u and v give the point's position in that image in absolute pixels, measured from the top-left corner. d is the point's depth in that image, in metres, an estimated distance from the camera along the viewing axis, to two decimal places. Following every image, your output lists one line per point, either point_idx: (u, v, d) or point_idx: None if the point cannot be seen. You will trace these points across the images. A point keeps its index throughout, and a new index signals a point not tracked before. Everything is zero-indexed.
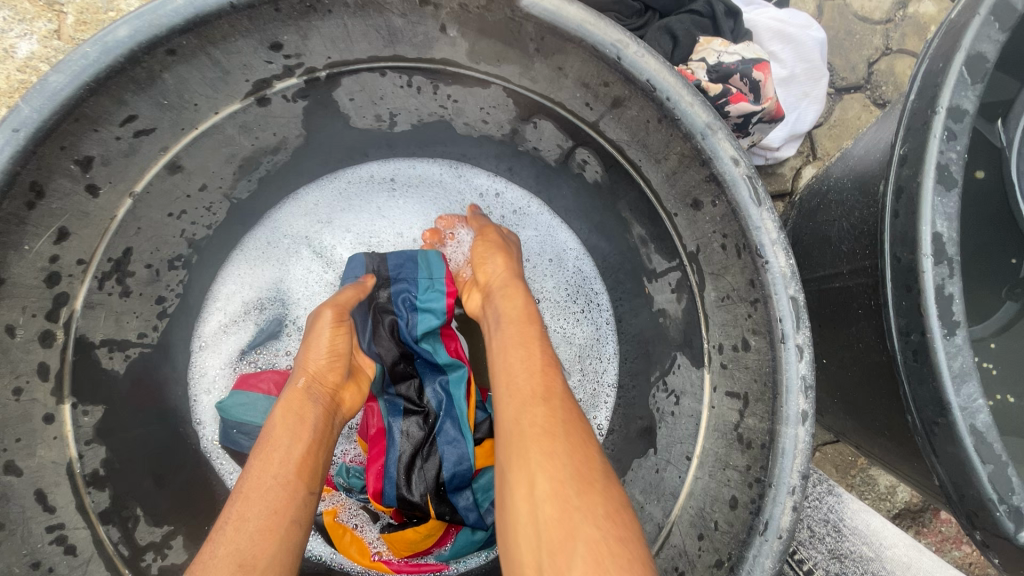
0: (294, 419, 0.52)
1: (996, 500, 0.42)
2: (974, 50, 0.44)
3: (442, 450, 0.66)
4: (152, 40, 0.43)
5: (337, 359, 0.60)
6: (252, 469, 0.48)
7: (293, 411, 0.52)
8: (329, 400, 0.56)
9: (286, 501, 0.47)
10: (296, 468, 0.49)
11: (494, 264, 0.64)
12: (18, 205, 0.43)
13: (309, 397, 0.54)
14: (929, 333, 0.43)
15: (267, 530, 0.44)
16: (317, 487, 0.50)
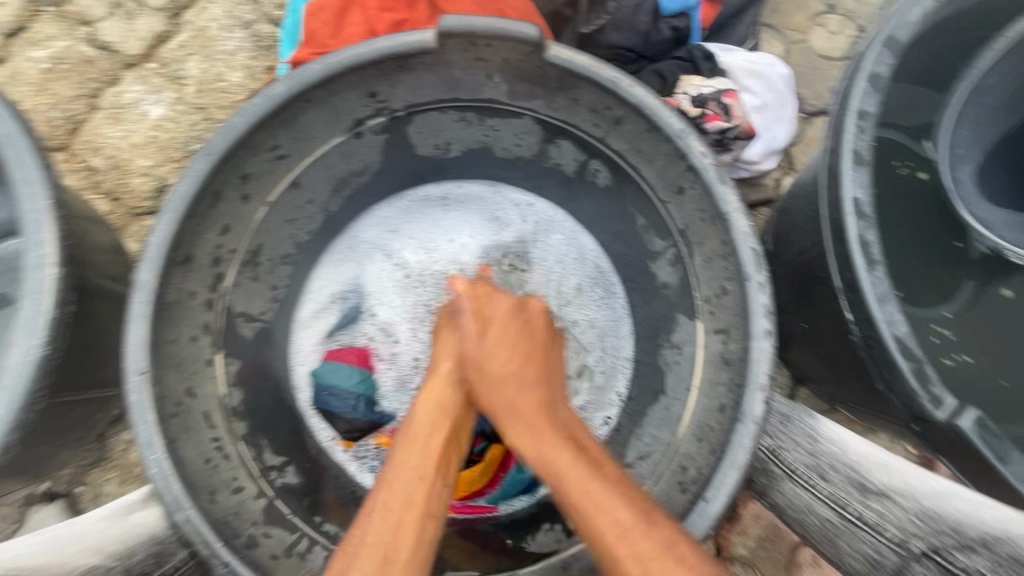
0: (435, 417, 0.65)
1: (918, 389, 0.56)
2: (872, 71, 0.62)
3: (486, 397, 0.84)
4: (298, 92, 0.64)
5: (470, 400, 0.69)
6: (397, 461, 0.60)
7: (435, 410, 0.65)
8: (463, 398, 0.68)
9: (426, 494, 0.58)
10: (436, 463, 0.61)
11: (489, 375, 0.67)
12: (205, 205, 0.64)
13: (448, 402, 0.66)
14: (857, 270, 0.58)
15: (410, 517, 0.56)
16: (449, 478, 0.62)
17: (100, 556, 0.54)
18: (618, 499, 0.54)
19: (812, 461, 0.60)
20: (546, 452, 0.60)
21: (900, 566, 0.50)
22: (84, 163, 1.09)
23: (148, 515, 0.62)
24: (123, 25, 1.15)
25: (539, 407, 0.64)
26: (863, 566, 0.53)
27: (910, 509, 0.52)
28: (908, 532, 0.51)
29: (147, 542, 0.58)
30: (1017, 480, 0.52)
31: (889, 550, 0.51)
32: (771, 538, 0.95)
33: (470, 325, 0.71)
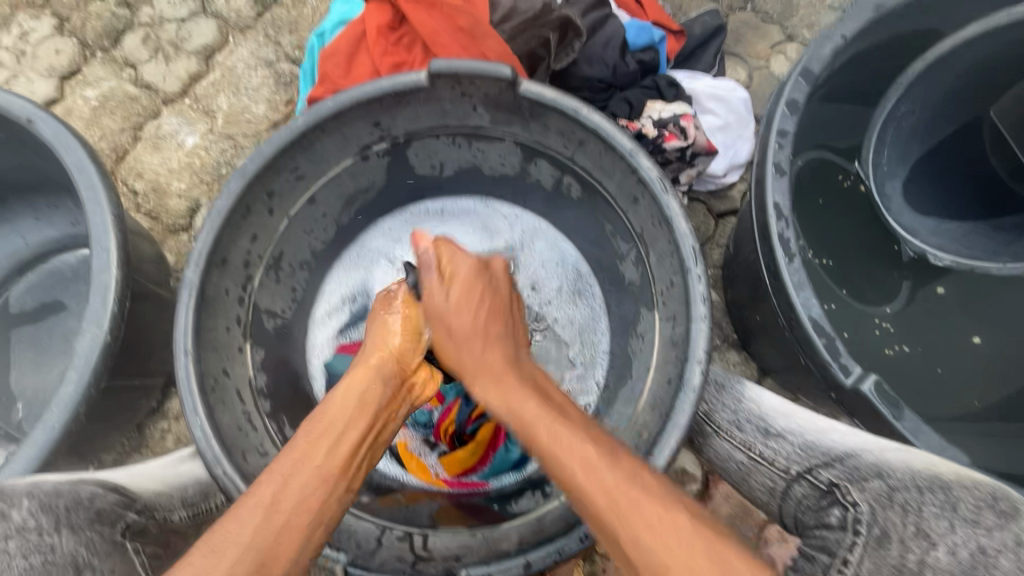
0: (355, 407, 0.63)
1: (830, 360, 0.66)
2: (791, 97, 0.74)
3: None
4: (315, 124, 0.78)
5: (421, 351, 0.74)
6: (297, 447, 0.58)
7: (358, 400, 0.64)
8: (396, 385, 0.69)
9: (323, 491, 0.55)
10: (340, 465, 0.58)
11: (459, 345, 0.69)
12: (238, 217, 0.78)
13: (373, 387, 0.66)
14: (778, 262, 0.70)
15: (303, 513, 0.53)
16: (352, 485, 0.59)
17: (170, 486, 0.75)
18: (602, 465, 0.53)
19: (735, 419, 0.73)
20: (503, 382, 0.63)
21: (785, 488, 0.66)
22: (128, 187, 1.24)
23: (195, 467, 0.82)
24: (162, 67, 1.32)
25: (506, 361, 0.66)
26: (766, 494, 0.69)
27: (795, 444, 0.68)
28: (792, 461, 0.67)
29: (200, 483, 0.79)
30: (908, 432, 0.64)
31: (779, 477, 0.67)
32: (741, 515, 1.04)
33: (436, 284, 0.75)
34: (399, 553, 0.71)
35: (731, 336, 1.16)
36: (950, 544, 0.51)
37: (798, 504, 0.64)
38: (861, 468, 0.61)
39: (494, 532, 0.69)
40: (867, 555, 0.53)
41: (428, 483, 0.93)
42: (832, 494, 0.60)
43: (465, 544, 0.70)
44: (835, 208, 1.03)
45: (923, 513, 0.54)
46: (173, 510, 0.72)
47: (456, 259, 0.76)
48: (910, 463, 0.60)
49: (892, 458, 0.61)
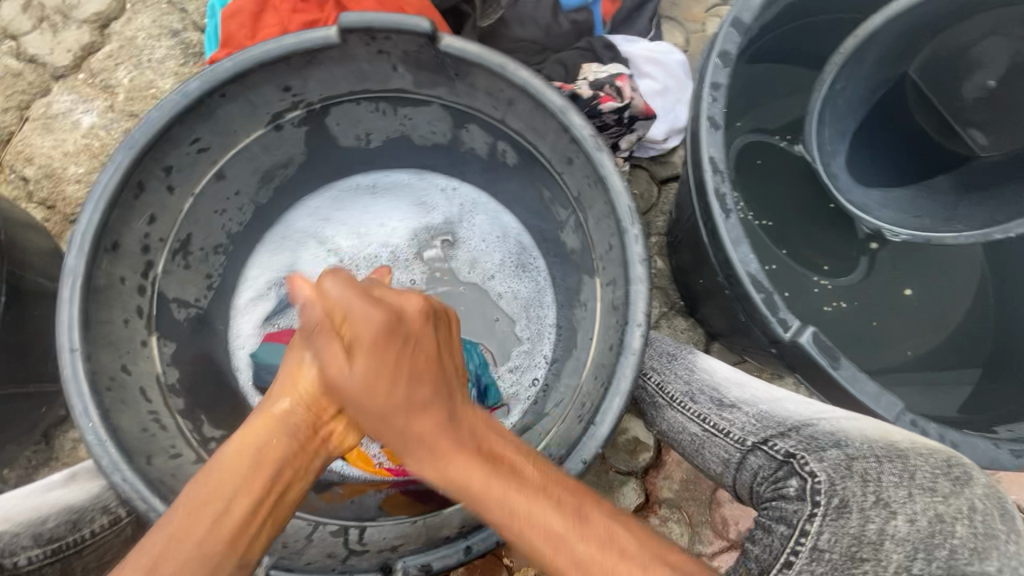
0: (249, 468, 0.53)
1: (769, 316, 0.65)
2: (722, 49, 0.72)
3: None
4: (212, 88, 0.69)
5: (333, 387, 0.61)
6: (174, 522, 0.49)
7: (249, 462, 0.53)
8: (305, 433, 0.57)
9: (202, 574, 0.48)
10: (227, 538, 0.50)
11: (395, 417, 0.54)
12: (129, 195, 0.69)
13: (275, 441, 0.56)
14: (715, 218, 0.68)
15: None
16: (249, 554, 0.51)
17: (18, 523, 0.64)
18: (536, 507, 0.48)
19: (687, 388, 0.70)
20: (451, 465, 0.52)
21: (740, 460, 0.61)
22: (17, 173, 1.10)
23: (72, 492, 0.72)
24: (49, 38, 1.17)
25: (440, 428, 0.53)
26: (721, 466, 0.63)
27: (750, 413, 0.63)
28: (747, 432, 0.61)
29: (66, 511, 0.68)
30: (846, 382, 0.62)
31: (733, 448, 0.62)
32: (694, 481, 1.04)
33: (344, 318, 0.57)
34: (329, 550, 0.67)
35: (677, 303, 1.15)
36: (910, 514, 0.46)
37: (754, 476, 0.59)
38: (817, 436, 0.56)
39: (436, 516, 0.67)
40: (825, 525, 0.49)
41: (371, 474, 0.88)
42: (789, 465, 0.55)
43: (405, 532, 0.67)
44: (770, 167, 1.05)
45: (883, 481, 0.49)
46: (19, 551, 0.61)
47: (368, 316, 0.55)
48: (868, 432, 0.56)
49: (850, 426, 0.57)
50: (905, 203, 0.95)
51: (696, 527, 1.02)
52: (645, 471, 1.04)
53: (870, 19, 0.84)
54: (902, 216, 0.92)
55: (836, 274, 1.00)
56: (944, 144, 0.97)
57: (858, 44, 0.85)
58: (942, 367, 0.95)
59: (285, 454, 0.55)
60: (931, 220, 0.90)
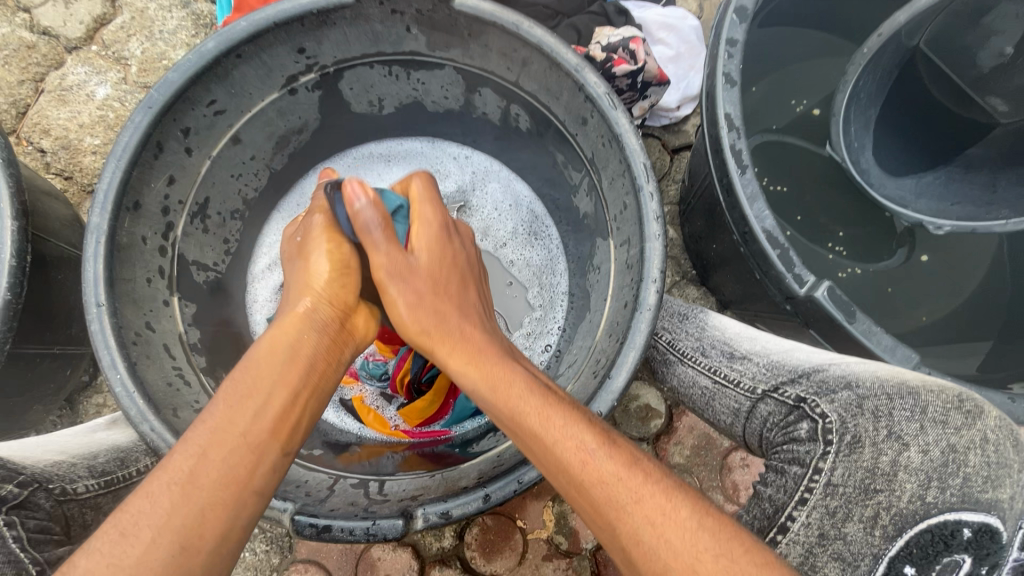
0: (283, 363, 0.56)
1: (784, 272, 0.65)
2: (739, 4, 0.71)
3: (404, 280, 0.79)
4: (228, 47, 0.69)
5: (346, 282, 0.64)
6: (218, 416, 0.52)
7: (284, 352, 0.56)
8: (331, 330, 0.61)
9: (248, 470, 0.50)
10: (270, 430, 0.52)
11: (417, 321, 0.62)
12: (149, 155, 0.69)
13: (302, 339, 0.58)
14: (731, 175, 0.68)
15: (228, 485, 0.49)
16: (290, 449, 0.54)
17: (73, 455, 0.67)
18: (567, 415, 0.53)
19: (697, 343, 0.70)
20: (491, 373, 0.58)
21: (750, 408, 0.61)
22: (34, 145, 1.12)
23: (116, 433, 0.75)
24: (61, 9, 1.17)
25: (479, 332, 0.62)
26: (731, 417, 0.64)
27: (761, 363, 0.63)
28: (757, 381, 0.61)
29: (114, 449, 0.71)
30: (861, 335, 0.62)
31: (744, 398, 0.62)
32: (705, 446, 1.06)
33: (393, 249, 0.63)
34: (351, 499, 0.68)
35: (689, 273, 1.15)
36: (924, 445, 0.49)
37: (764, 424, 0.59)
38: (828, 381, 0.56)
39: (454, 471, 0.70)
40: (839, 461, 0.51)
41: (387, 435, 0.91)
42: (800, 410, 0.56)
43: (424, 485, 0.69)
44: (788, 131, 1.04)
45: (894, 416, 0.51)
46: (76, 479, 0.64)
47: (429, 223, 0.68)
48: (876, 370, 0.55)
49: (859, 368, 0.56)
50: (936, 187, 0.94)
51: (706, 491, 1.04)
52: (656, 436, 1.05)
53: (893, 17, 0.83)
54: (939, 207, 0.90)
55: (850, 242, 1.00)
56: (960, 112, 0.84)
57: (882, 43, 0.84)
58: (958, 333, 0.94)
59: (315, 346, 0.59)
60: (969, 207, 0.87)
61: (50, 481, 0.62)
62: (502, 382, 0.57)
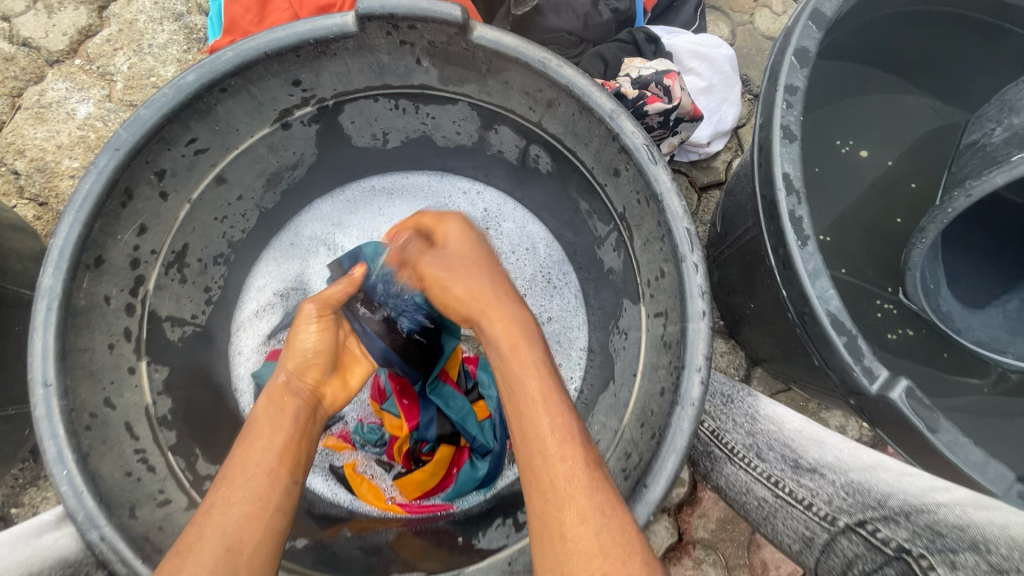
0: (274, 412, 0.58)
1: (852, 363, 0.56)
2: (799, 45, 0.62)
3: (398, 296, 0.74)
4: (211, 82, 0.60)
5: (322, 356, 0.66)
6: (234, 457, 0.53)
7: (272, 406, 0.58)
8: (309, 395, 0.62)
9: (268, 489, 0.51)
10: (279, 456, 0.54)
11: (461, 287, 0.56)
12: (115, 204, 0.60)
13: (288, 395, 0.60)
14: (788, 246, 0.58)
15: (251, 514, 0.48)
16: (300, 476, 0.54)
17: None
18: (566, 432, 0.48)
19: (750, 441, 0.59)
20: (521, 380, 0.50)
21: (827, 542, 0.47)
22: (7, 167, 1.03)
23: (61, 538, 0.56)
24: (43, 19, 1.08)
25: (508, 312, 0.53)
26: (799, 543, 0.51)
27: (838, 483, 0.49)
28: (834, 507, 0.48)
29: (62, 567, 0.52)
30: (946, 448, 0.52)
31: (818, 526, 0.48)
32: (732, 520, 0.95)
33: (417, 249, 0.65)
34: None
35: (717, 324, 1.05)
36: None
37: (848, 568, 0.45)
38: (940, 528, 0.40)
39: None
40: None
41: (382, 511, 0.80)
42: (900, 561, 0.41)
43: None
44: (834, 165, 0.89)
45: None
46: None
47: (454, 229, 0.62)
48: (1008, 521, 0.39)
49: (981, 515, 0.41)
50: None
51: (733, 570, 0.94)
52: (678, 508, 0.95)
53: (988, 175, 0.61)
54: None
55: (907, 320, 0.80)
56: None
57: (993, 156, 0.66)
58: None
59: (297, 404, 0.60)
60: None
61: None
62: (518, 386, 0.49)
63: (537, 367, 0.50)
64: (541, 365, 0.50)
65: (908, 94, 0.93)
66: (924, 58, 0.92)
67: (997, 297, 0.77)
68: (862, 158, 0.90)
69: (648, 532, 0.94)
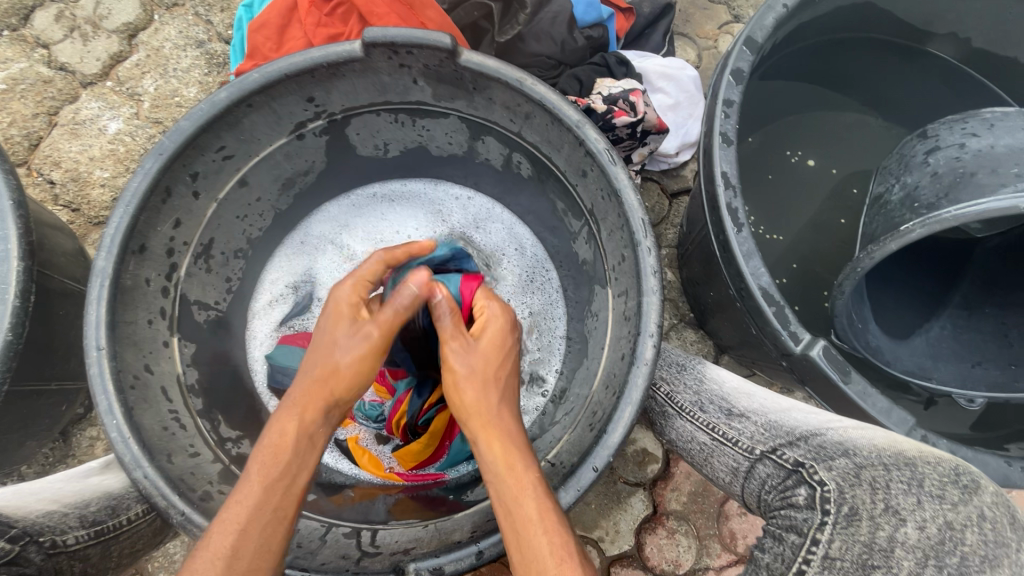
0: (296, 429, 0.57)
1: (780, 329, 0.66)
2: (735, 67, 0.74)
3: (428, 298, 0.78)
4: (239, 98, 0.72)
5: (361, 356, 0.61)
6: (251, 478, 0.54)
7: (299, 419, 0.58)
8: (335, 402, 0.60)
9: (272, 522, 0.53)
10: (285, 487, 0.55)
11: (470, 395, 0.60)
12: (157, 200, 0.71)
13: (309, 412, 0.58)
14: (727, 232, 0.69)
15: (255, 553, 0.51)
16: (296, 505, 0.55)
17: (65, 505, 0.66)
18: (564, 547, 0.52)
19: (696, 398, 0.71)
20: (520, 502, 0.54)
21: (749, 468, 0.60)
22: (44, 177, 1.14)
23: (106, 479, 0.75)
24: (78, 46, 1.21)
25: (513, 445, 0.58)
26: (729, 475, 0.63)
27: (760, 423, 0.63)
28: (755, 441, 0.61)
29: (105, 497, 0.71)
30: (856, 396, 0.63)
31: (742, 457, 0.61)
32: (702, 493, 1.04)
33: (454, 332, 0.64)
34: (343, 551, 0.69)
35: (687, 316, 1.16)
36: (919, 521, 0.45)
37: (762, 485, 0.58)
38: (826, 446, 0.55)
39: (447, 522, 0.69)
40: (836, 533, 0.46)
41: (381, 478, 0.89)
42: (798, 474, 0.53)
43: (416, 537, 0.69)
44: (785, 171, 1.02)
45: (891, 489, 0.47)
46: (67, 531, 0.63)
47: (492, 324, 0.66)
48: (874, 440, 0.54)
49: (857, 435, 0.56)
50: (945, 347, 0.85)
51: (703, 539, 1.02)
52: (653, 482, 1.04)
53: (882, 240, 0.68)
54: (962, 372, 0.81)
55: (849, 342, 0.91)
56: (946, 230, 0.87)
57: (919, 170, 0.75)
58: None
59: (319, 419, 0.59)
60: (994, 369, 0.79)
61: (41, 534, 0.60)
62: (515, 507, 0.54)
63: (531, 492, 0.55)
64: (539, 490, 0.55)
65: (850, 109, 1.05)
66: (862, 77, 1.04)
67: (920, 327, 0.87)
68: (808, 165, 1.02)
69: (625, 504, 1.03)
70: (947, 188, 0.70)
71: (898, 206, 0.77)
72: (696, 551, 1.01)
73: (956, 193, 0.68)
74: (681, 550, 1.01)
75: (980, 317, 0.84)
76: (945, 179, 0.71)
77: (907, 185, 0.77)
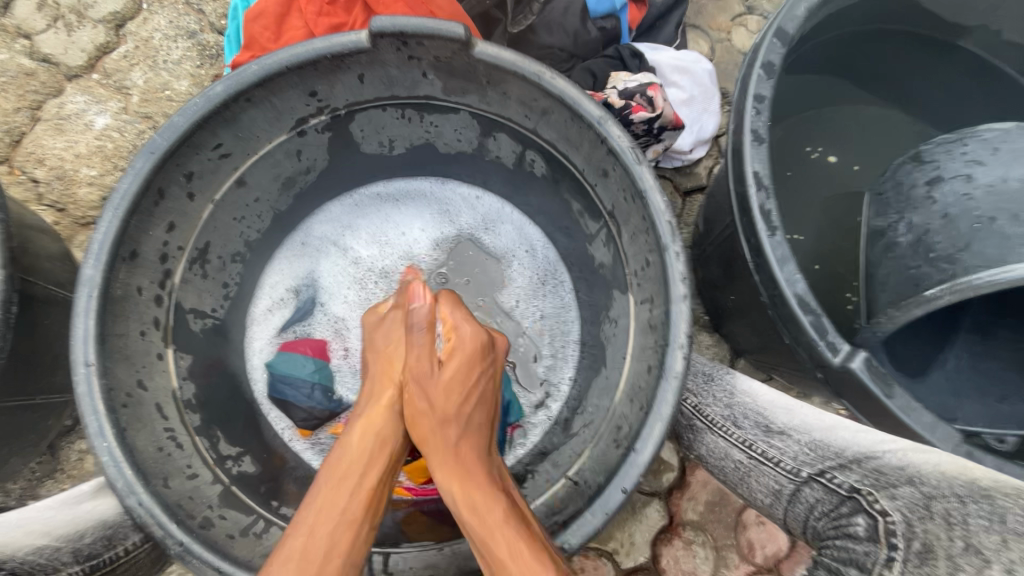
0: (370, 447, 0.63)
1: (817, 339, 0.63)
2: (767, 60, 0.69)
3: None
4: (237, 92, 0.67)
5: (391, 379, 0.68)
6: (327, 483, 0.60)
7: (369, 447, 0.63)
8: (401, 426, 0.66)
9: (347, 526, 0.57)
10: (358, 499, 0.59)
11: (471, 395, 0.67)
12: (149, 202, 0.66)
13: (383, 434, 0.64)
14: (760, 236, 0.65)
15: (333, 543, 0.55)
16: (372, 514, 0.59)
17: (57, 538, 0.61)
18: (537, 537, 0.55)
19: (728, 412, 0.68)
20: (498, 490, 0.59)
21: (794, 491, 0.57)
22: (27, 175, 1.08)
23: (99, 505, 0.71)
24: (62, 37, 1.14)
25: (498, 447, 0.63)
26: (770, 497, 0.61)
27: (803, 442, 0.60)
28: (800, 462, 0.58)
29: (99, 527, 0.66)
30: (900, 411, 0.60)
31: (786, 479, 0.58)
32: (719, 503, 1.01)
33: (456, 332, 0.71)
34: None
35: (702, 319, 1.12)
36: (1008, 563, 0.38)
37: (810, 510, 0.55)
38: (885, 472, 0.52)
39: (465, 545, 0.65)
40: (905, 571, 0.42)
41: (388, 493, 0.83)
42: (854, 501, 0.51)
43: (431, 562, 0.66)
44: (804, 168, 0.99)
45: (969, 523, 0.43)
46: (62, 568, 0.58)
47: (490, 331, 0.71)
48: (942, 468, 0.51)
49: (919, 460, 0.53)
50: (969, 376, 0.76)
51: (720, 550, 0.99)
52: (668, 491, 1.00)
53: (909, 306, 0.66)
54: (988, 410, 0.74)
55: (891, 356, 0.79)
56: None
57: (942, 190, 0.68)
58: None
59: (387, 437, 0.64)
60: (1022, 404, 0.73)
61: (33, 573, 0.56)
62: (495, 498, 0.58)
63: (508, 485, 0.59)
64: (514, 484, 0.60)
65: (871, 104, 1.02)
66: (884, 71, 1.01)
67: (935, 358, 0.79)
68: (829, 163, 0.99)
69: (640, 515, 0.99)
70: (966, 237, 0.64)
71: (909, 253, 0.69)
72: (713, 563, 0.98)
73: (979, 244, 0.63)
74: (698, 562, 0.98)
75: (995, 343, 0.76)
76: (962, 226, 0.65)
77: (914, 226, 0.70)
